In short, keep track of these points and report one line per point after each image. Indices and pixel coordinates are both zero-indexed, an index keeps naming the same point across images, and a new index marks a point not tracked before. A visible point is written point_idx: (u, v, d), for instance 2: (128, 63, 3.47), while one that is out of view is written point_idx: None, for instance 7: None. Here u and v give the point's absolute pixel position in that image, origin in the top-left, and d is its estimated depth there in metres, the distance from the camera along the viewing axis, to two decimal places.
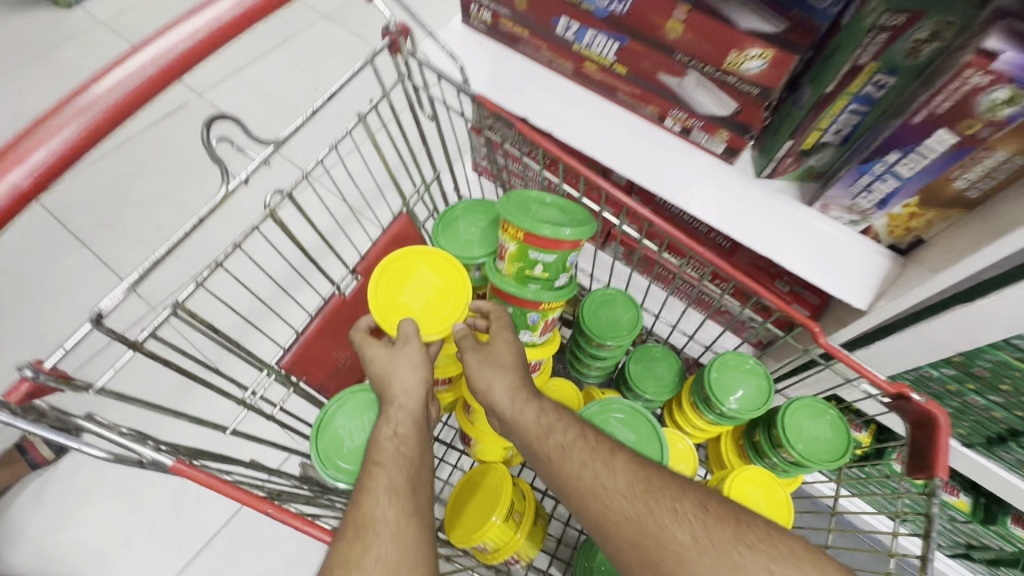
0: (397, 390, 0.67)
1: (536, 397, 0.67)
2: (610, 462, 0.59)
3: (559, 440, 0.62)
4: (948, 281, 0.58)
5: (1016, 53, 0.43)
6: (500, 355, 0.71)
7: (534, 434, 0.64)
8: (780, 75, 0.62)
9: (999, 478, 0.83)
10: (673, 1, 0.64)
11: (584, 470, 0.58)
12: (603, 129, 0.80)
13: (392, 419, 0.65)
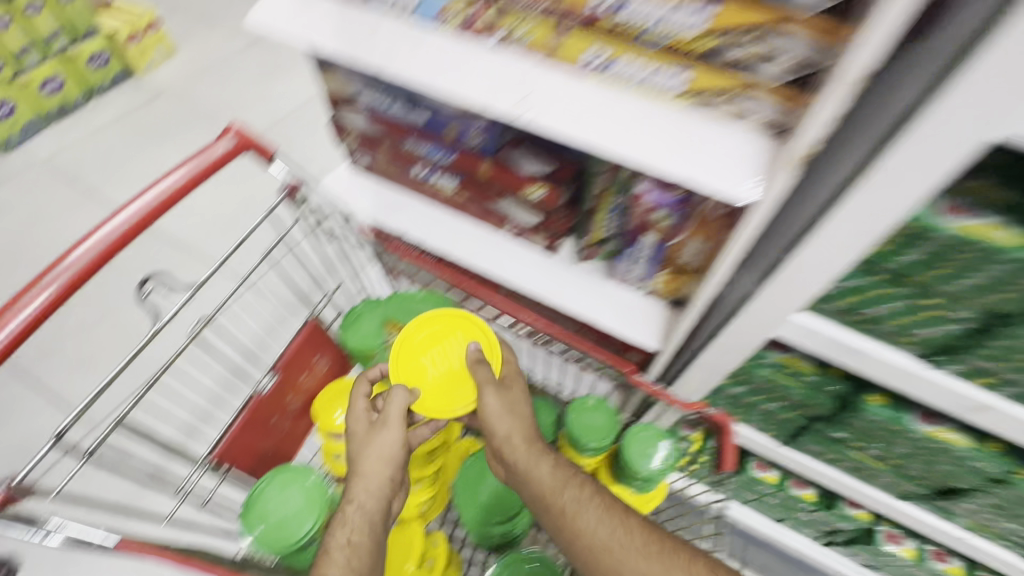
0: (360, 492, 0.82)
1: (551, 454, 0.88)
2: (624, 520, 0.81)
3: (575, 497, 0.83)
4: (690, 321, 0.88)
5: (658, 193, 0.77)
6: (513, 420, 0.90)
7: (551, 488, 0.84)
8: (556, 199, 0.89)
9: (805, 462, 1.15)
10: (478, 156, 0.90)
11: (603, 526, 0.80)
12: (460, 240, 1.07)
13: (351, 519, 0.80)
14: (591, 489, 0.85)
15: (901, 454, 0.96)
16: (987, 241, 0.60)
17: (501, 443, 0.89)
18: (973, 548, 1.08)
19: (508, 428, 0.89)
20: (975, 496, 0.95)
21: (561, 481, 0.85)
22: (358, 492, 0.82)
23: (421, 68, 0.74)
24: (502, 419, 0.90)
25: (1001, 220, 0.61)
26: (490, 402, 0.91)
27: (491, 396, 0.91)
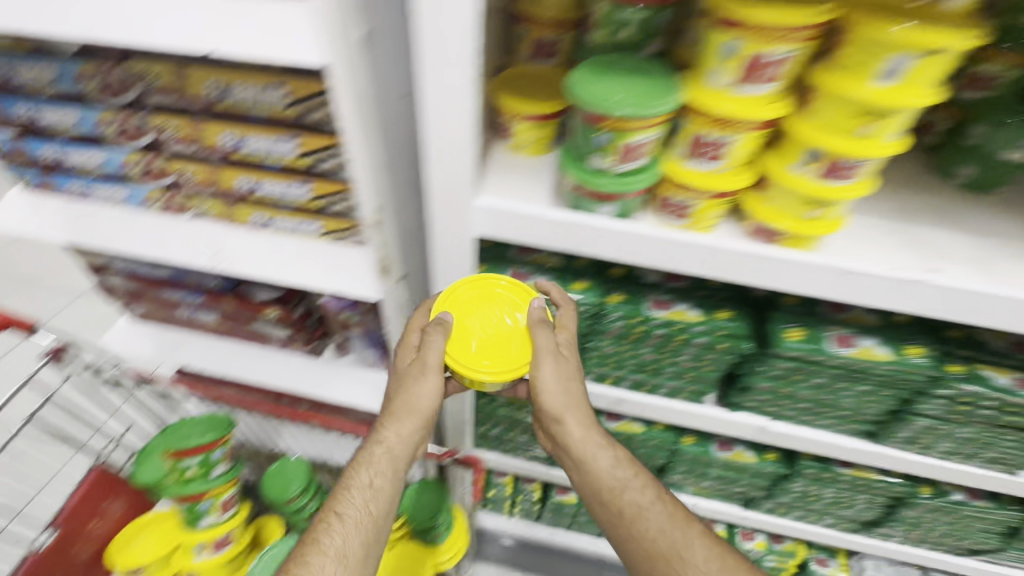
0: (393, 445, 0.90)
1: (612, 447, 0.95)
2: (673, 528, 0.90)
3: (636, 499, 0.92)
4: None
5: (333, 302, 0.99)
6: (581, 391, 0.89)
7: (611, 485, 0.92)
8: (291, 314, 1.12)
9: (574, 476, 1.40)
10: (222, 293, 1.10)
11: (660, 534, 0.89)
12: (235, 360, 1.25)
13: (375, 465, 0.90)
14: (650, 491, 0.93)
15: (615, 449, 1.26)
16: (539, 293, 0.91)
17: (591, 424, 0.92)
18: (707, 510, 1.36)
19: (565, 408, 0.89)
20: (675, 467, 1.25)
21: (623, 480, 0.93)
22: (389, 435, 0.90)
23: (135, 247, 0.94)
24: (554, 395, 0.87)
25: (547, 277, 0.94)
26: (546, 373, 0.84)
27: (551, 366, 0.84)
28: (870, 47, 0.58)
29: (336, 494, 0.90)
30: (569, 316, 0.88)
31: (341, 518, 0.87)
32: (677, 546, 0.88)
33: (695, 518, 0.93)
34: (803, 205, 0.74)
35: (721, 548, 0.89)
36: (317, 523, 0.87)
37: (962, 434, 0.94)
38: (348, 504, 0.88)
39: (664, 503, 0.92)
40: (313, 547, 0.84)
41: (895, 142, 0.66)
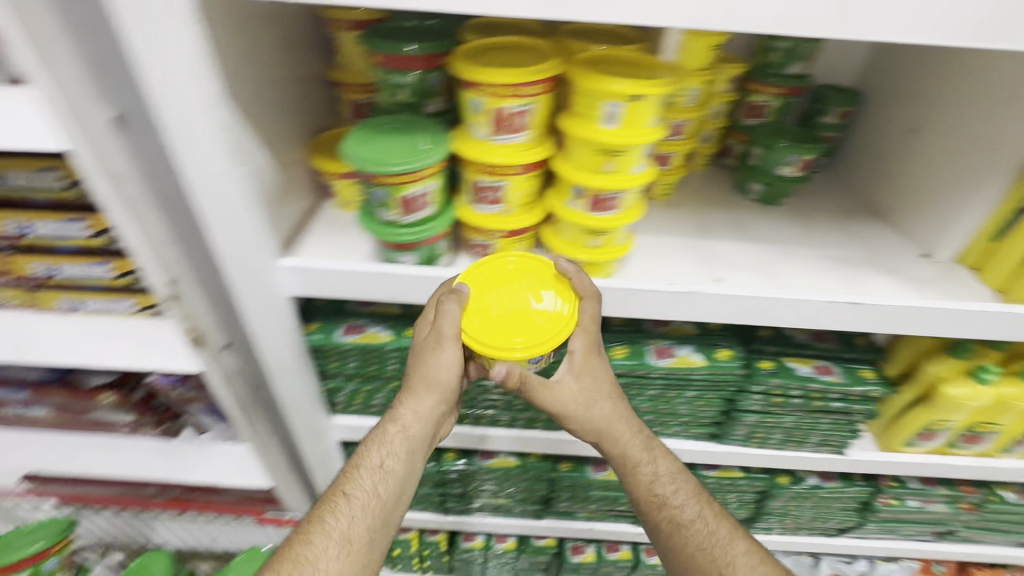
0: (412, 422, 0.84)
1: (656, 455, 0.91)
2: (715, 543, 0.85)
3: (674, 515, 0.88)
4: (273, 456, 1.10)
5: (159, 380, 0.95)
6: (613, 411, 0.88)
7: (649, 499, 0.90)
8: (127, 398, 1.06)
9: (469, 520, 1.38)
10: (50, 385, 1.03)
11: (699, 552, 0.85)
12: (76, 458, 1.14)
13: (385, 446, 0.84)
14: (691, 506, 0.89)
15: (499, 485, 1.26)
16: (374, 343, 0.92)
17: (644, 438, 0.90)
18: (603, 532, 1.37)
19: (605, 418, 0.88)
20: (559, 495, 1.27)
21: (660, 495, 0.89)
22: (404, 414, 0.84)
23: None
24: (578, 401, 0.85)
25: (383, 326, 0.95)
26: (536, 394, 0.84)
27: (536, 385, 0.82)
28: (587, 96, 0.67)
29: (350, 467, 0.85)
30: (587, 327, 0.79)
31: (348, 501, 0.82)
32: (716, 561, 0.83)
33: (742, 533, 0.86)
34: (583, 236, 0.81)
35: (765, 566, 0.82)
36: (325, 499, 0.83)
37: (786, 423, 1.03)
38: (354, 487, 0.83)
39: (705, 521, 0.87)
40: (314, 529, 0.80)
41: (639, 174, 0.74)
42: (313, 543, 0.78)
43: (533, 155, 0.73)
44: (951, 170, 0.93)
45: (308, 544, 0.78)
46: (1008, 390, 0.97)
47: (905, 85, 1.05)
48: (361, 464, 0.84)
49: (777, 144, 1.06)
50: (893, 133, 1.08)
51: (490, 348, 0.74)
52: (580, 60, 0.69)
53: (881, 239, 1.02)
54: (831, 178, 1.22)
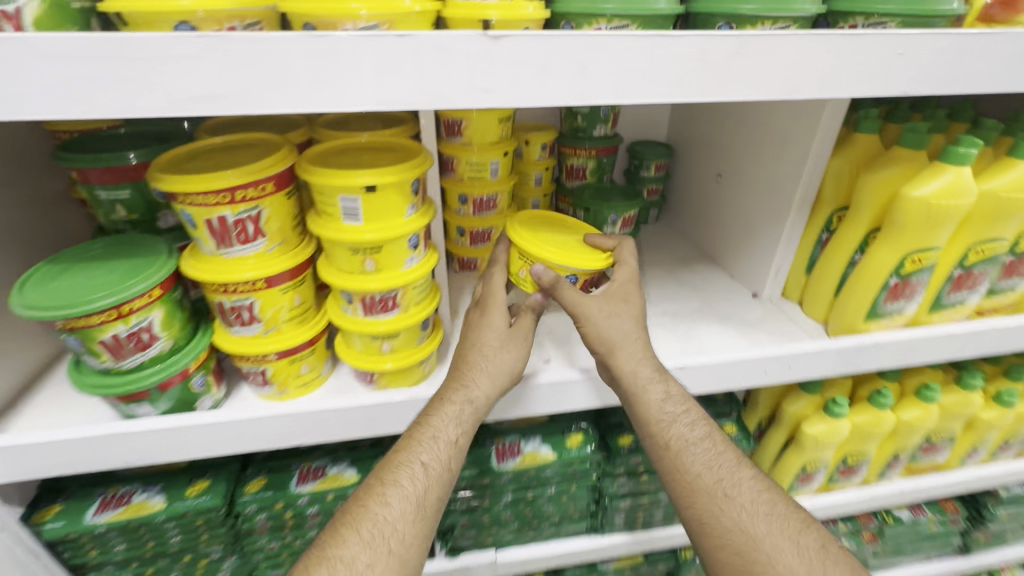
0: (474, 390, 0.68)
1: (666, 378, 0.72)
2: (720, 467, 0.71)
3: (683, 435, 0.71)
4: None
5: None
6: (633, 330, 0.72)
7: (655, 419, 0.70)
8: None
9: None
10: None
11: (703, 473, 0.70)
12: None
13: (457, 416, 0.68)
14: (702, 428, 0.73)
15: None
16: (139, 518, 0.72)
17: (647, 360, 0.72)
18: None
19: (628, 337, 0.71)
20: None
21: (671, 415, 0.71)
22: (480, 394, 0.68)
23: None
24: (608, 322, 0.71)
25: (156, 491, 0.74)
26: (567, 298, 0.71)
27: (571, 293, 0.71)
28: (321, 194, 0.57)
29: (415, 426, 0.69)
30: (628, 265, 0.74)
31: (421, 467, 0.66)
32: (721, 485, 0.69)
33: (747, 459, 0.73)
34: (374, 343, 0.69)
35: (771, 495, 0.70)
36: (391, 459, 0.67)
37: (662, 499, 0.93)
38: (421, 452, 0.66)
39: (715, 444, 0.72)
40: (387, 485, 0.65)
41: (414, 268, 0.65)
42: (385, 509, 0.64)
43: (280, 265, 0.61)
44: (757, 209, 0.93)
45: (381, 509, 0.63)
46: (861, 418, 0.95)
47: (705, 135, 1.08)
48: (433, 427, 0.67)
49: (598, 204, 1.04)
50: (704, 180, 1.10)
51: (524, 246, 0.73)
52: (314, 154, 0.59)
53: (713, 285, 1.01)
54: (666, 229, 1.23)
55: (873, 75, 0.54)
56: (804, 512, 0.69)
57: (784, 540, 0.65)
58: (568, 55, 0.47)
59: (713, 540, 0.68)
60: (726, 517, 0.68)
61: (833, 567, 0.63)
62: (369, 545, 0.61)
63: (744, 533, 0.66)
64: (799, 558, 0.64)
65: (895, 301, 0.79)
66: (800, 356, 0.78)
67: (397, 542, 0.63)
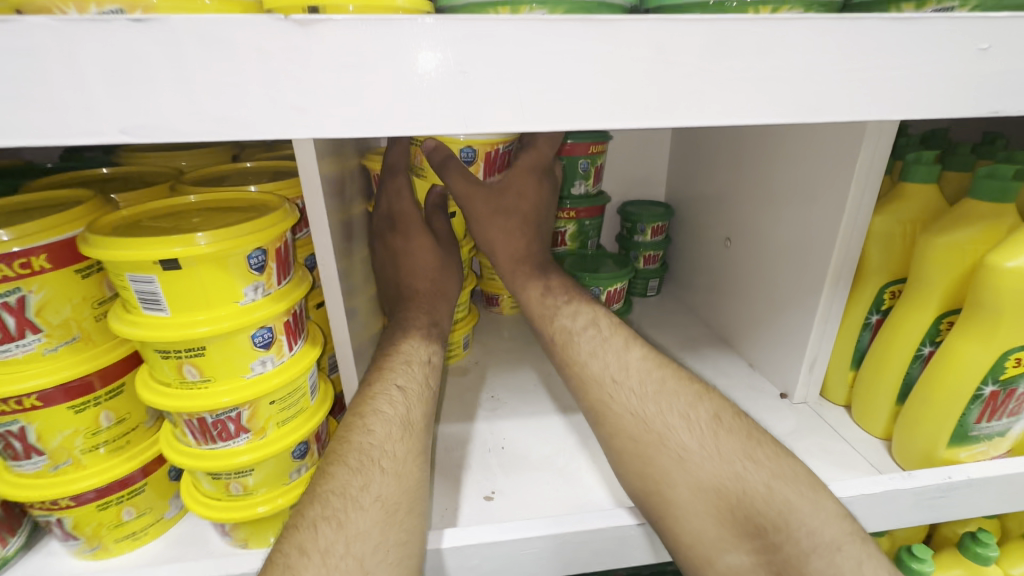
0: (424, 310, 0.66)
1: (543, 278, 0.69)
2: (608, 349, 0.58)
3: (567, 326, 0.62)
4: None
5: None
6: (518, 232, 0.69)
7: (540, 314, 0.66)
8: None
9: None
10: None
11: (590, 360, 0.58)
12: None
13: (427, 338, 0.63)
14: (587, 316, 0.63)
15: None
16: None
17: (528, 257, 0.70)
18: None
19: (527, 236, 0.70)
20: None
21: (553, 308, 0.65)
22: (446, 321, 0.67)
23: None
24: (491, 225, 0.68)
25: None
26: (457, 183, 0.65)
27: (461, 176, 0.64)
28: (108, 273, 0.39)
29: (380, 357, 0.59)
30: (541, 151, 0.69)
31: (399, 389, 0.54)
32: (609, 369, 0.57)
33: (640, 339, 0.60)
34: (221, 481, 0.48)
35: (664, 372, 0.56)
36: (360, 393, 0.54)
37: None
38: (390, 378, 0.55)
39: (602, 328, 0.61)
40: (367, 412, 0.51)
41: (270, 374, 0.45)
42: (370, 435, 0.49)
43: (63, 374, 0.42)
44: (777, 280, 0.72)
45: (364, 435, 0.48)
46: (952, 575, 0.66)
47: (709, 190, 0.89)
48: (405, 347, 0.60)
49: (577, 276, 0.84)
50: (712, 245, 0.90)
51: None
52: (124, 217, 0.42)
53: (726, 377, 0.77)
54: (670, 302, 1.01)
55: (939, 80, 0.34)
56: (698, 385, 0.56)
57: (676, 418, 0.52)
58: (432, 57, 0.29)
59: (605, 433, 0.55)
60: (617, 405, 0.54)
61: (725, 438, 0.51)
62: (360, 473, 0.46)
63: (636, 418, 0.53)
64: (689, 433, 0.51)
65: (993, 420, 0.55)
66: (857, 503, 0.52)
67: (391, 464, 0.48)
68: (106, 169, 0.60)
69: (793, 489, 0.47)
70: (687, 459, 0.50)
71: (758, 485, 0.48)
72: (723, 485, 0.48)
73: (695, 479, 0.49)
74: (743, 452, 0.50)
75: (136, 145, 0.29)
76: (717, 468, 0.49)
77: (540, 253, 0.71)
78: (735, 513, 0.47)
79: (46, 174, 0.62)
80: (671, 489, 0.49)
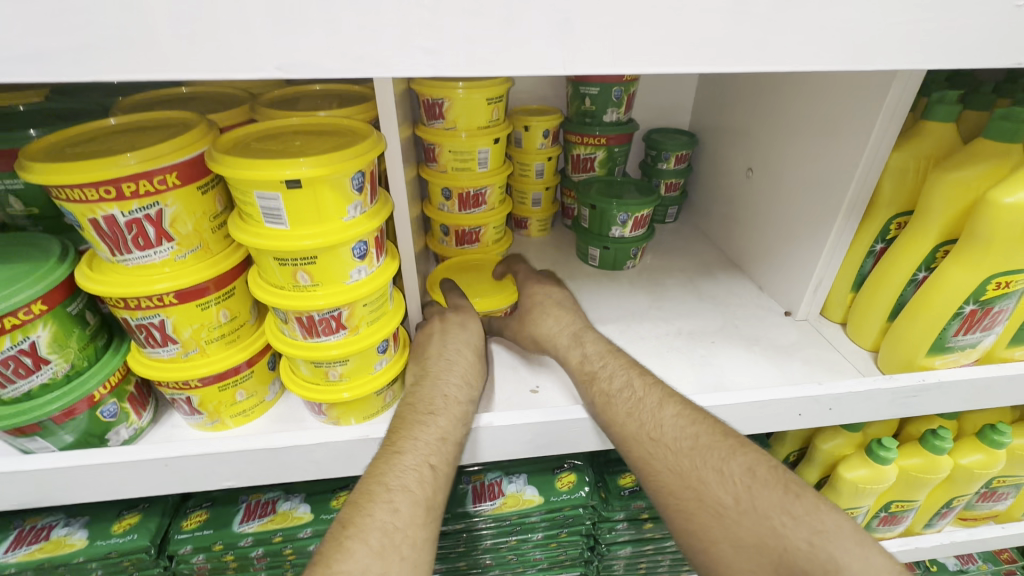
0: (456, 368, 0.63)
1: (578, 346, 0.67)
2: (643, 408, 0.58)
3: (605, 389, 0.60)
4: None
5: None
6: (553, 315, 0.71)
7: (584, 377, 0.63)
8: None
9: None
10: None
11: (626, 420, 0.58)
12: None
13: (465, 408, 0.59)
14: (624, 375, 0.62)
15: None
16: (55, 558, 0.62)
17: (574, 326, 0.70)
18: None
19: (561, 312, 0.72)
20: None
21: (590, 371, 0.63)
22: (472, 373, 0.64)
23: None
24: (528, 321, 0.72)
25: (79, 526, 0.65)
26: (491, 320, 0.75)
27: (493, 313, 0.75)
28: (236, 189, 0.45)
29: (407, 417, 0.58)
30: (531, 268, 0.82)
31: (432, 469, 0.53)
32: (645, 428, 0.57)
33: (673, 393, 0.60)
34: (320, 369, 0.57)
35: (699, 427, 0.56)
36: (387, 457, 0.54)
37: (670, 547, 0.80)
38: (424, 452, 0.54)
39: (636, 389, 0.60)
40: (392, 486, 0.51)
41: (362, 282, 0.52)
42: (394, 515, 0.50)
43: (193, 276, 0.49)
44: (793, 211, 0.78)
45: (389, 517, 0.50)
46: (910, 461, 0.80)
47: (734, 121, 0.93)
48: (443, 417, 0.57)
49: (606, 202, 0.90)
50: (732, 175, 0.95)
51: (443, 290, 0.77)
52: (234, 140, 0.48)
53: (737, 298, 0.86)
54: (686, 229, 1.08)
55: (972, 36, 0.39)
56: (729, 433, 0.56)
57: (709, 472, 0.54)
58: (541, 9, 0.34)
59: (649, 486, 0.57)
60: (656, 462, 0.57)
61: (760, 491, 0.53)
62: (380, 557, 0.48)
63: (674, 474, 0.56)
64: (723, 489, 0.54)
65: (969, 334, 0.64)
66: (845, 398, 0.63)
67: (410, 551, 0.49)
68: (180, 90, 0.63)
69: (837, 545, 0.48)
70: (724, 515, 0.53)
71: (800, 542, 0.49)
72: (764, 543, 0.50)
73: (735, 537, 0.52)
74: (780, 508, 0.51)
75: (289, 79, 0.34)
76: (754, 525, 0.51)
77: (579, 322, 0.71)
78: (778, 571, 0.49)
79: (120, 94, 0.66)
80: (715, 547, 0.52)
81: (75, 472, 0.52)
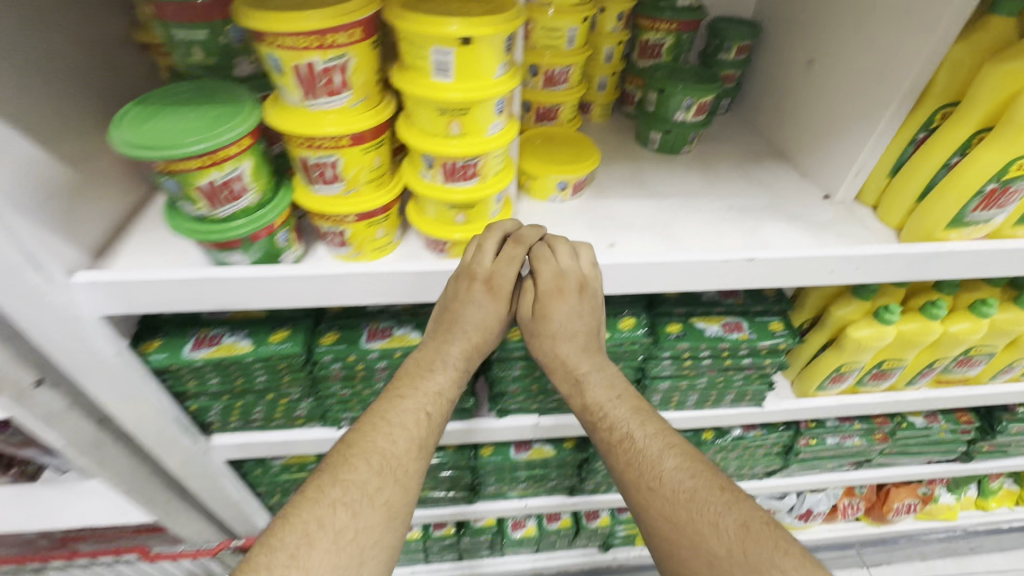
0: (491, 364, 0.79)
1: (580, 391, 0.78)
2: (644, 458, 0.71)
3: (605, 437, 0.75)
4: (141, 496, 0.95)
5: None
6: (574, 352, 0.78)
7: (590, 421, 0.77)
8: None
9: None
10: None
11: (628, 468, 0.71)
12: None
13: (453, 372, 0.76)
14: (623, 420, 0.75)
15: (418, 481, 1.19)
16: (231, 356, 0.79)
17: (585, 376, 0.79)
18: (540, 509, 1.33)
19: (568, 349, 0.79)
20: (485, 480, 1.21)
21: (600, 411, 0.76)
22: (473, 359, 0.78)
23: None
24: (544, 345, 0.79)
25: (242, 335, 0.81)
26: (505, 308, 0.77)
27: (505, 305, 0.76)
28: (413, 45, 0.55)
29: (411, 370, 0.76)
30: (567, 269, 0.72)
31: (423, 415, 0.73)
32: (644, 476, 0.69)
33: (675, 446, 0.71)
34: (448, 212, 0.71)
35: (697, 481, 0.67)
36: (387, 398, 0.73)
37: (699, 383, 0.99)
38: (422, 401, 0.73)
39: (633, 441, 0.72)
40: (391, 422, 0.71)
41: (497, 137, 0.63)
42: (392, 444, 0.69)
43: (365, 121, 0.60)
44: (848, 102, 0.86)
45: (387, 445, 0.69)
46: (908, 326, 0.96)
47: (802, 11, 0.96)
48: (442, 375, 0.75)
49: (671, 87, 0.97)
50: (792, 65, 1.00)
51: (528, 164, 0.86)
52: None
53: (783, 183, 0.96)
54: (736, 120, 1.15)
55: None
56: (732, 495, 0.66)
57: (705, 525, 0.63)
58: None
59: (648, 532, 0.68)
60: (653, 509, 0.67)
61: (752, 545, 0.60)
62: (377, 474, 0.67)
63: (669, 521, 0.65)
64: (719, 541, 0.62)
65: (985, 211, 0.76)
66: (870, 260, 0.76)
67: (401, 475, 0.68)
68: None
69: None
70: (716, 564, 0.61)
71: None
72: None
73: None
74: (768, 563, 0.58)
75: None
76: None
77: (593, 363, 0.79)
78: None
79: None
80: None
81: (268, 281, 0.67)
